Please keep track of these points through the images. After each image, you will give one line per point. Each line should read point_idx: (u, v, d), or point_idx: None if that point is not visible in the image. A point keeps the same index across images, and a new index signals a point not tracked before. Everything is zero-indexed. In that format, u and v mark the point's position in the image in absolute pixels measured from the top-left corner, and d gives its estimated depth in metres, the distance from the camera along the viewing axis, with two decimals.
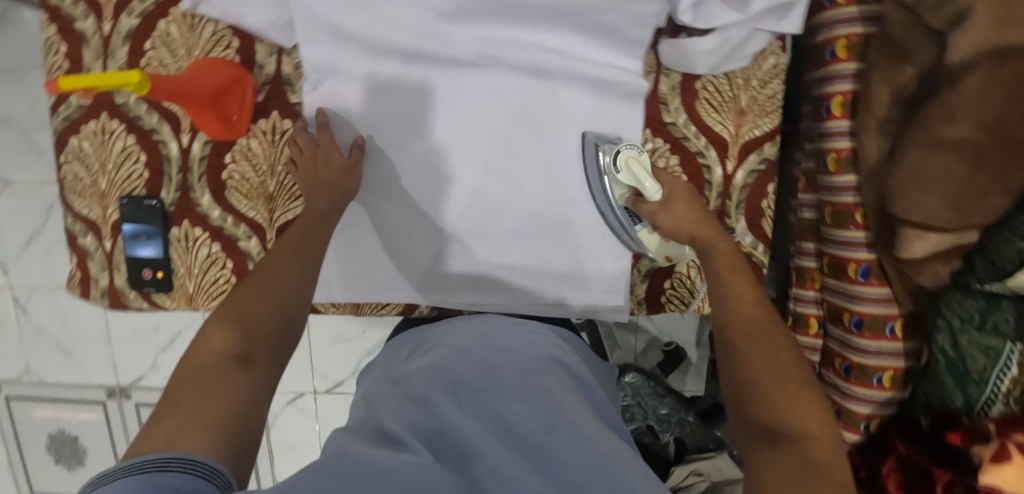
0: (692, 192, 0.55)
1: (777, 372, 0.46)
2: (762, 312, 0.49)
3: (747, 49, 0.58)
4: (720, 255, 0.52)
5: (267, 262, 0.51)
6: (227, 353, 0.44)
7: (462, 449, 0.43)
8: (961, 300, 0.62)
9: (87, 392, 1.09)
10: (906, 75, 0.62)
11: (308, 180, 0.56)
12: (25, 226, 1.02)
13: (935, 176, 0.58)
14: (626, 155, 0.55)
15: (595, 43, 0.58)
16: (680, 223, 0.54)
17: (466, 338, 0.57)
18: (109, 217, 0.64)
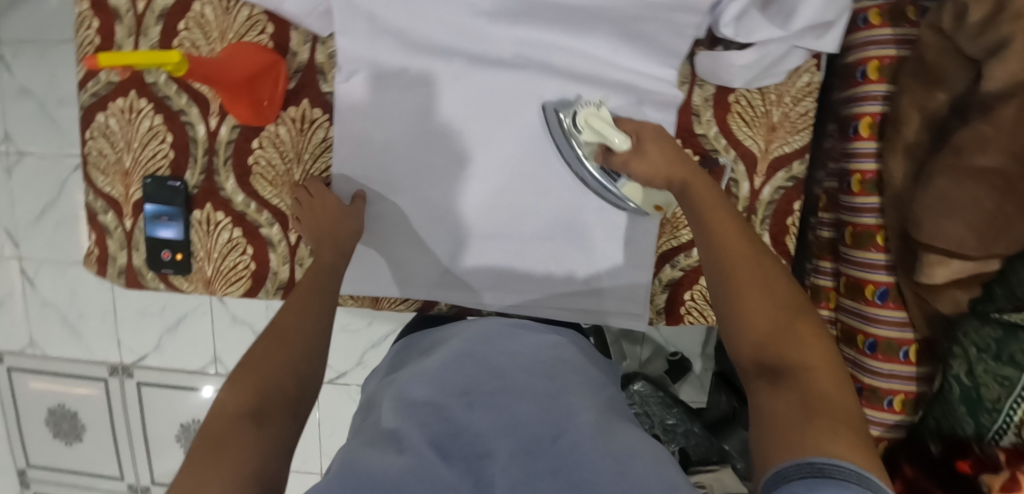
0: (661, 137, 0.54)
1: (766, 305, 0.44)
2: (749, 241, 0.47)
3: (784, 66, 0.58)
4: (699, 193, 0.50)
5: (280, 319, 0.52)
6: (242, 413, 0.44)
7: (479, 450, 0.45)
8: (978, 329, 0.62)
9: (89, 368, 1.09)
10: (938, 100, 0.62)
11: (311, 229, 0.58)
12: (37, 198, 1.02)
13: (962, 204, 0.58)
14: (586, 114, 0.55)
15: (632, 50, 0.57)
16: (655, 170, 0.52)
17: (474, 340, 0.58)
18: (131, 196, 0.64)
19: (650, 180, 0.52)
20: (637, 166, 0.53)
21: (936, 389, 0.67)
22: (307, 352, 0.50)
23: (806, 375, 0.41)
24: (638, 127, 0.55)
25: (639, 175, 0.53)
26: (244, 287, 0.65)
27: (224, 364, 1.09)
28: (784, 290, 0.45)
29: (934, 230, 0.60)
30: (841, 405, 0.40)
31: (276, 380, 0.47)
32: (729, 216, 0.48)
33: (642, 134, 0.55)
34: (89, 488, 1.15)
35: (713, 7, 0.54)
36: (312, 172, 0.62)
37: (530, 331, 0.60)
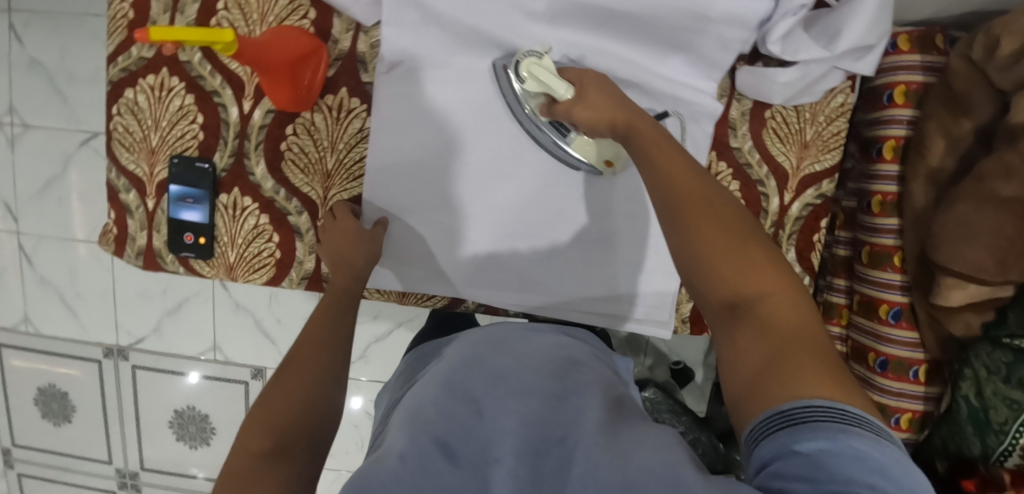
0: (604, 81, 0.52)
1: (713, 242, 0.42)
2: (694, 176, 0.45)
3: (822, 86, 0.59)
4: (643, 135, 0.47)
5: (297, 355, 0.55)
6: (258, 454, 0.48)
7: (485, 457, 0.44)
8: (989, 353, 0.62)
9: (84, 349, 1.06)
10: (963, 128, 0.63)
11: (331, 251, 0.59)
12: (40, 172, 1.00)
13: (984, 230, 0.59)
14: (528, 62, 0.54)
15: (675, 60, 0.58)
16: (597, 114, 0.49)
17: (483, 344, 0.57)
18: (155, 176, 0.63)
19: (595, 127, 0.50)
20: (580, 113, 0.50)
21: (944, 409, 0.69)
22: (320, 390, 0.53)
23: (766, 312, 0.41)
24: (579, 74, 0.53)
25: (582, 123, 0.51)
26: (267, 275, 0.64)
27: (223, 351, 1.07)
28: (732, 221, 0.43)
29: (954, 253, 0.61)
30: (805, 336, 0.40)
31: (290, 420, 0.50)
32: (672, 150, 0.46)
33: (585, 79, 0.52)
34: (75, 472, 1.13)
35: (760, 25, 0.55)
36: (344, 162, 0.61)
37: (544, 330, 0.62)
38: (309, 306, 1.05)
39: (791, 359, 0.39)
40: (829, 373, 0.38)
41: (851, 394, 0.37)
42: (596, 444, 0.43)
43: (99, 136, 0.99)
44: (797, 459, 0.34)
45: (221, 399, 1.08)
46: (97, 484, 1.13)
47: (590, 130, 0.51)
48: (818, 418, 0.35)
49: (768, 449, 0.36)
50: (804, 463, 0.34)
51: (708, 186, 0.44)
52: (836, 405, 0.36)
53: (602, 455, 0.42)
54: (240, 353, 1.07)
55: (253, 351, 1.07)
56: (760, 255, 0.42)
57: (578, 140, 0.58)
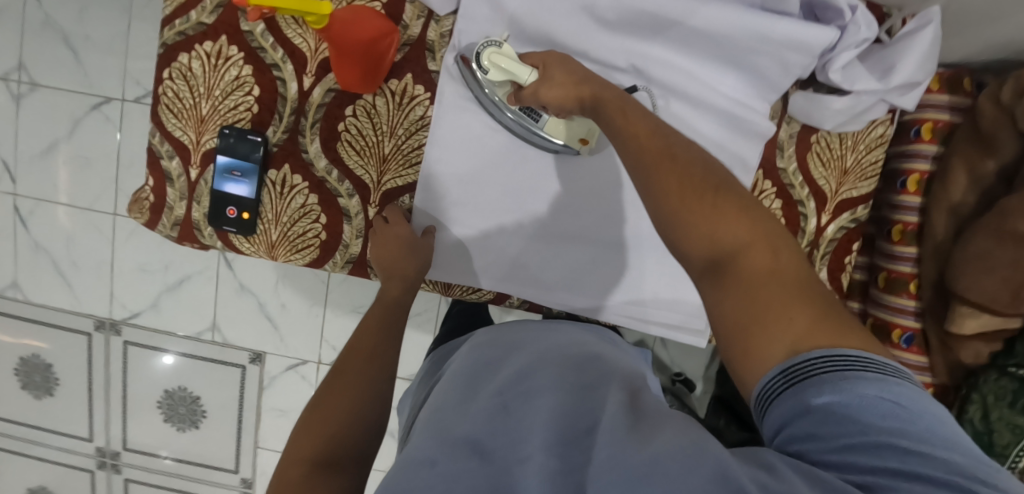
0: (568, 60, 0.53)
1: (684, 194, 0.43)
2: (661, 140, 0.45)
3: (866, 116, 0.62)
4: (609, 101, 0.48)
5: (346, 367, 0.58)
6: (314, 460, 0.50)
7: (517, 455, 0.44)
8: (997, 380, 0.67)
9: (74, 321, 1.04)
10: (987, 167, 0.67)
11: (383, 256, 0.60)
12: (47, 131, 0.98)
13: (1002, 263, 0.62)
14: (485, 50, 0.55)
15: (735, 79, 0.60)
16: (565, 93, 0.51)
17: (497, 349, 0.60)
18: (202, 145, 0.61)
19: (565, 104, 0.51)
20: (548, 94, 0.52)
21: None
22: (371, 402, 0.56)
23: (748, 260, 0.41)
24: (541, 57, 0.54)
25: (551, 103, 0.52)
26: (310, 256, 0.63)
27: (222, 333, 1.05)
28: (698, 175, 0.43)
29: (971, 284, 0.65)
30: (789, 281, 0.40)
31: (343, 429, 0.53)
32: (637, 115, 0.46)
33: (549, 60, 0.53)
34: (53, 447, 1.10)
35: (823, 53, 0.58)
36: (402, 148, 0.60)
37: (567, 327, 0.64)
38: (316, 293, 1.03)
39: (777, 312, 0.39)
40: (816, 318, 0.39)
41: (845, 333, 0.38)
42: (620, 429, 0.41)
43: (110, 102, 0.97)
44: (812, 416, 0.36)
45: (215, 381, 1.07)
46: (76, 462, 1.11)
47: (561, 110, 0.52)
48: (826, 372, 0.37)
49: (782, 412, 0.37)
50: (819, 420, 0.36)
51: (675, 145, 0.44)
52: (834, 351, 0.37)
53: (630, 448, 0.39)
54: (240, 337, 1.05)
55: (254, 334, 1.05)
56: (731, 205, 0.42)
57: (551, 122, 0.58)
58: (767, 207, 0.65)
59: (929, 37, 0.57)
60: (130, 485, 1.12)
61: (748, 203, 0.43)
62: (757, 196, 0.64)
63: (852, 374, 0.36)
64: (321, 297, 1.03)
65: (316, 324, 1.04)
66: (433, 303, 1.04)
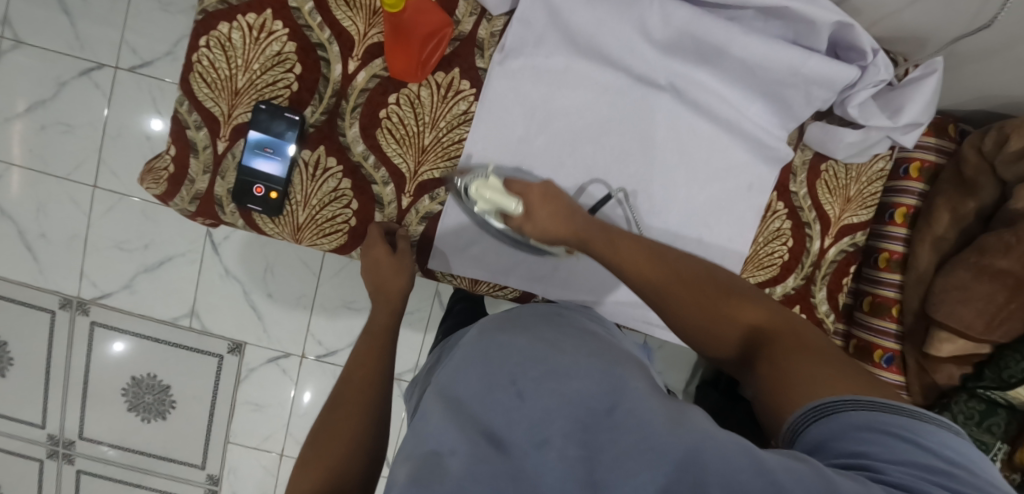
0: (552, 191, 0.56)
1: (701, 300, 0.51)
2: (639, 248, 0.52)
3: (872, 150, 0.67)
4: (595, 244, 0.53)
5: (342, 398, 0.57)
6: (321, 489, 0.48)
7: (533, 437, 0.41)
8: (965, 402, 0.76)
9: (40, 297, 1.03)
10: (968, 207, 0.74)
11: (372, 276, 0.64)
12: (30, 91, 0.98)
13: (978, 296, 0.70)
14: (474, 187, 0.57)
15: (760, 106, 0.64)
16: (544, 232, 0.55)
17: (513, 327, 0.54)
18: (234, 118, 0.59)
19: (552, 239, 0.55)
20: (534, 229, 0.55)
21: None
22: (370, 425, 0.55)
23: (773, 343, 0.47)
24: (527, 186, 0.56)
25: (539, 235, 0.56)
26: (337, 241, 0.62)
27: (200, 318, 1.05)
28: (703, 278, 0.52)
29: (949, 312, 0.72)
30: (808, 347, 0.46)
31: (346, 450, 0.52)
32: (620, 236, 0.53)
33: (532, 191, 0.55)
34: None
35: (844, 89, 0.62)
36: (442, 140, 0.60)
37: (571, 313, 0.60)
38: (306, 283, 1.05)
39: (797, 374, 0.44)
40: (836, 373, 0.42)
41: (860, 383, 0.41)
42: (652, 403, 0.41)
43: (102, 70, 0.97)
44: (853, 435, 0.38)
45: (188, 370, 1.06)
46: (25, 451, 1.08)
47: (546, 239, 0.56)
48: (851, 410, 0.39)
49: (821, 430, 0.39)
50: (861, 439, 0.37)
51: (653, 249, 0.52)
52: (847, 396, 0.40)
53: (660, 425, 0.38)
54: (219, 324, 1.06)
55: (235, 324, 1.06)
56: (747, 301, 0.51)
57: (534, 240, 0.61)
58: (778, 226, 0.68)
59: (934, 84, 0.63)
60: (81, 477, 1.10)
61: (762, 299, 0.51)
62: (771, 215, 0.68)
63: (876, 412, 0.38)
64: (312, 287, 1.05)
65: (302, 319, 1.06)
66: (425, 304, 1.08)
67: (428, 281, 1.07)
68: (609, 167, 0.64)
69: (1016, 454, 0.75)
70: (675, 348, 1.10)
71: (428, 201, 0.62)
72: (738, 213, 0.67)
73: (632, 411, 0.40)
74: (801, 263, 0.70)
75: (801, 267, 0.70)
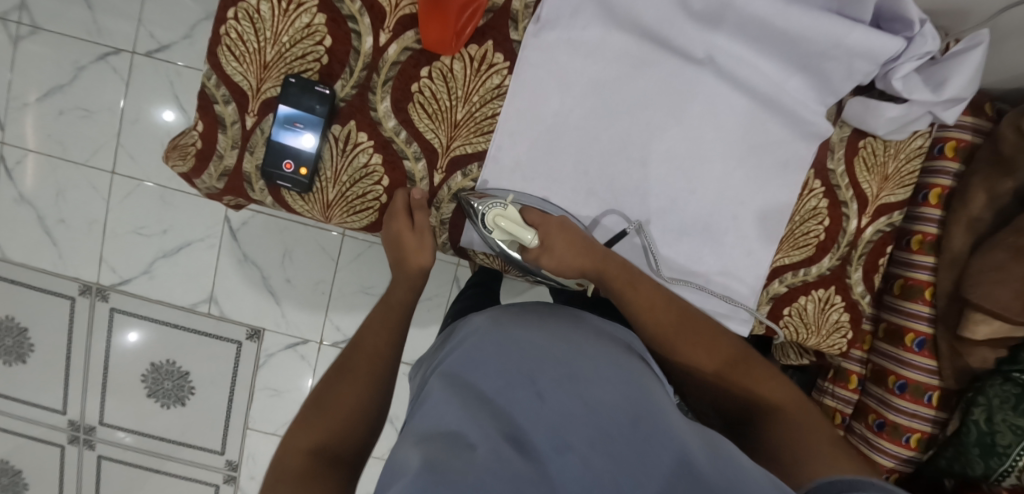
0: (565, 222, 0.59)
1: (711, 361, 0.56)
2: (666, 304, 0.58)
3: (912, 126, 0.65)
4: (615, 279, 0.58)
5: (348, 364, 0.56)
6: (314, 453, 0.49)
7: (555, 440, 0.42)
8: (1001, 384, 0.72)
9: (59, 284, 1.03)
10: (1005, 187, 0.72)
11: (390, 241, 0.61)
12: (48, 77, 0.97)
13: (1016, 276, 0.68)
14: (491, 214, 0.58)
15: (799, 80, 0.62)
16: (561, 265, 0.59)
17: (523, 323, 0.55)
18: (263, 93, 0.58)
19: (565, 267, 0.59)
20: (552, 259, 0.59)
21: (951, 432, 0.77)
22: (374, 401, 0.54)
23: (786, 415, 0.52)
24: (543, 218, 0.60)
25: (557, 263, 0.59)
26: (367, 219, 0.61)
27: (219, 304, 1.05)
28: (715, 341, 0.57)
29: (986, 293, 0.70)
30: (808, 421, 0.52)
31: (345, 423, 0.52)
32: (644, 284, 0.58)
33: (549, 228, 0.59)
34: (21, 417, 1.08)
35: (887, 61, 0.60)
36: (475, 114, 0.59)
37: (581, 315, 0.60)
38: (324, 269, 1.04)
39: (805, 444, 0.49)
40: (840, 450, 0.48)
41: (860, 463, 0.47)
42: (677, 422, 0.44)
43: (119, 54, 0.96)
44: None
45: (207, 356, 1.06)
46: (46, 437, 1.09)
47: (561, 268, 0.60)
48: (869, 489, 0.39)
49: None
50: None
51: (676, 306, 0.58)
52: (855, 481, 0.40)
53: (698, 451, 0.41)
54: (238, 310, 1.05)
55: (253, 309, 1.06)
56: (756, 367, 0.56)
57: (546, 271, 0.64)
58: (815, 205, 0.67)
59: (979, 56, 0.61)
60: (102, 462, 1.10)
61: (766, 370, 0.57)
62: (807, 194, 0.67)
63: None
64: (331, 274, 1.04)
65: (320, 306, 1.06)
66: (443, 290, 1.09)
67: (446, 267, 1.08)
68: (643, 141, 0.63)
69: None
70: None
71: (461, 177, 0.61)
72: (773, 192, 0.66)
73: (657, 429, 0.43)
74: (837, 243, 0.68)
75: (836, 247, 0.68)
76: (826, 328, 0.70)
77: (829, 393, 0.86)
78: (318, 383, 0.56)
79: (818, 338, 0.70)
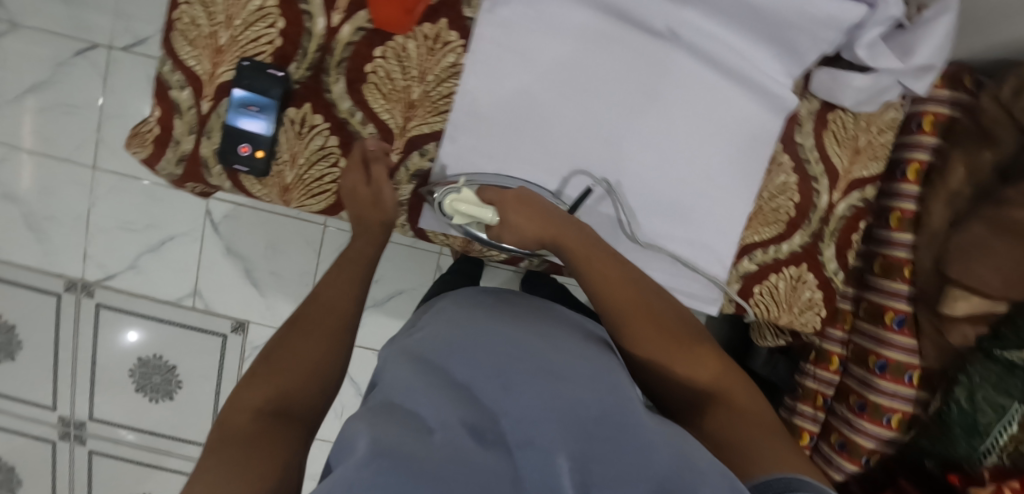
0: (526, 195, 0.58)
1: (665, 342, 0.55)
2: (624, 279, 0.56)
3: (882, 97, 0.63)
4: (572, 248, 0.57)
5: (304, 317, 0.57)
6: (263, 410, 0.49)
7: (523, 436, 0.45)
8: (983, 363, 0.71)
9: (45, 280, 1.03)
10: (985, 160, 0.71)
11: (351, 204, 0.60)
12: (28, 74, 0.97)
13: (999, 253, 0.66)
14: (448, 201, 0.58)
15: (765, 52, 0.60)
16: (523, 236, 0.60)
17: (494, 319, 0.57)
18: (218, 77, 0.57)
19: (527, 234, 0.59)
20: (517, 227, 0.59)
21: (933, 412, 0.75)
22: (329, 355, 0.55)
23: (733, 403, 0.52)
24: (499, 194, 0.59)
25: (522, 233, 0.59)
26: (326, 202, 0.61)
27: (204, 298, 1.06)
28: (671, 321, 0.56)
29: (968, 271, 0.69)
30: (756, 414, 0.52)
31: (296, 383, 0.52)
32: (603, 257, 0.56)
33: (506, 201, 0.58)
34: (13, 414, 1.09)
35: (851, 29, 0.59)
36: (432, 94, 0.58)
37: (552, 311, 0.63)
38: (308, 260, 1.05)
39: (752, 439, 0.49)
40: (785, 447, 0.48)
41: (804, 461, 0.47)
42: (646, 421, 0.45)
43: (97, 49, 0.96)
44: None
45: (193, 350, 1.07)
46: (37, 433, 1.10)
47: (523, 235, 0.60)
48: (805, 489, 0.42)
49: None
50: None
51: (632, 280, 0.56)
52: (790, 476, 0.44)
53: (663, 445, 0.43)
54: (223, 303, 1.06)
55: (238, 302, 1.06)
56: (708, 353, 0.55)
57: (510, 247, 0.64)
58: (784, 180, 0.66)
59: (947, 24, 0.59)
60: (93, 457, 1.11)
61: (719, 355, 0.56)
62: (776, 169, 0.65)
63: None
64: (313, 265, 1.05)
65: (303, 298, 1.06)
66: (426, 279, 1.10)
67: (429, 256, 1.09)
68: (617, 121, 0.61)
69: None
70: None
71: (418, 157, 0.61)
72: (745, 168, 0.64)
73: (623, 429, 0.44)
74: (808, 220, 0.67)
75: (808, 224, 0.67)
76: (799, 306, 0.69)
77: (811, 375, 0.85)
78: (272, 336, 0.56)
79: (789, 315, 0.69)
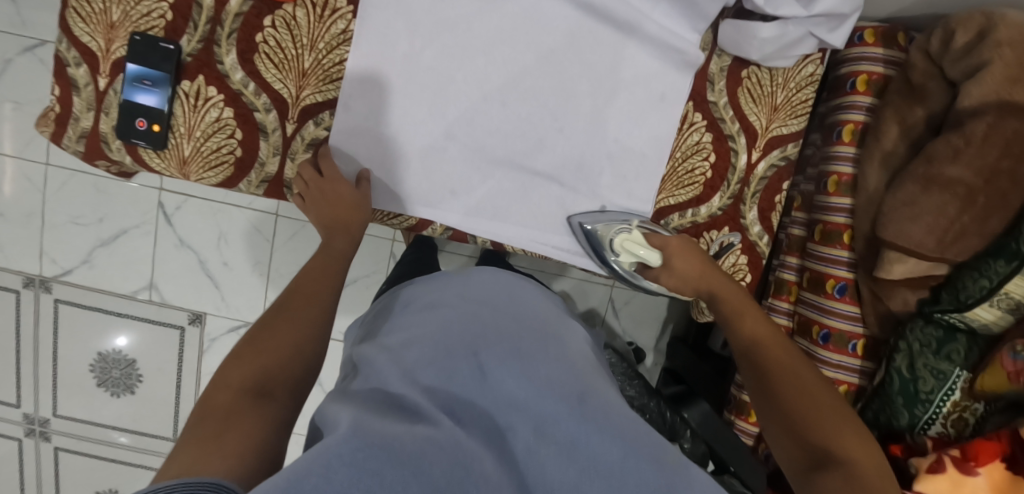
0: (685, 242, 0.62)
1: (803, 391, 0.54)
2: (768, 327, 0.60)
3: (796, 51, 0.60)
4: (726, 297, 0.62)
5: (288, 304, 0.59)
6: (243, 388, 0.50)
7: (497, 427, 0.43)
8: (922, 328, 0.68)
9: (3, 278, 1.05)
10: (916, 116, 0.68)
11: (324, 214, 0.61)
12: None
13: (927, 210, 0.62)
14: (620, 240, 0.62)
15: (665, 9, 0.58)
16: (684, 278, 0.62)
17: (470, 301, 0.55)
18: (112, 53, 0.57)
19: (686, 274, 0.62)
20: (679, 267, 0.62)
21: (878, 383, 0.73)
22: (313, 341, 0.57)
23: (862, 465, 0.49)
24: (664, 239, 0.63)
25: (676, 272, 0.62)
26: (224, 174, 0.62)
27: (159, 291, 1.07)
28: (805, 373, 0.56)
29: (899, 231, 0.64)
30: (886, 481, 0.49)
31: (279, 362, 0.53)
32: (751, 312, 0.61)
33: (669, 244, 0.62)
34: None
35: None
36: (323, 63, 0.58)
37: (526, 286, 0.62)
38: (260, 250, 1.05)
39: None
40: None
41: None
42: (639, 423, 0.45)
43: (45, 46, 0.97)
44: None
45: (153, 343, 1.09)
46: (4, 430, 1.12)
47: (681, 275, 0.62)
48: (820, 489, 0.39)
49: None
50: None
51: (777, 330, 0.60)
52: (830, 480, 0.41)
53: (645, 450, 0.41)
54: (178, 296, 1.07)
55: (192, 294, 1.07)
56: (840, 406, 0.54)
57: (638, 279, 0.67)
58: (697, 140, 0.63)
59: None
60: (59, 454, 1.13)
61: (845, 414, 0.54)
62: (687, 129, 0.63)
63: None
64: (268, 255, 1.05)
65: (259, 285, 1.06)
66: (381, 266, 1.09)
67: (382, 244, 1.08)
68: (524, 86, 0.60)
69: (977, 381, 0.64)
70: (642, 303, 1.08)
71: (314, 126, 0.61)
72: (654, 131, 0.62)
73: (602, 410, 0.43)
74: (727, 181, 0.65)
75: (727, 186, 0.65)
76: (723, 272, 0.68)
77: None
78: (256, 324, 0.57)
79: None
